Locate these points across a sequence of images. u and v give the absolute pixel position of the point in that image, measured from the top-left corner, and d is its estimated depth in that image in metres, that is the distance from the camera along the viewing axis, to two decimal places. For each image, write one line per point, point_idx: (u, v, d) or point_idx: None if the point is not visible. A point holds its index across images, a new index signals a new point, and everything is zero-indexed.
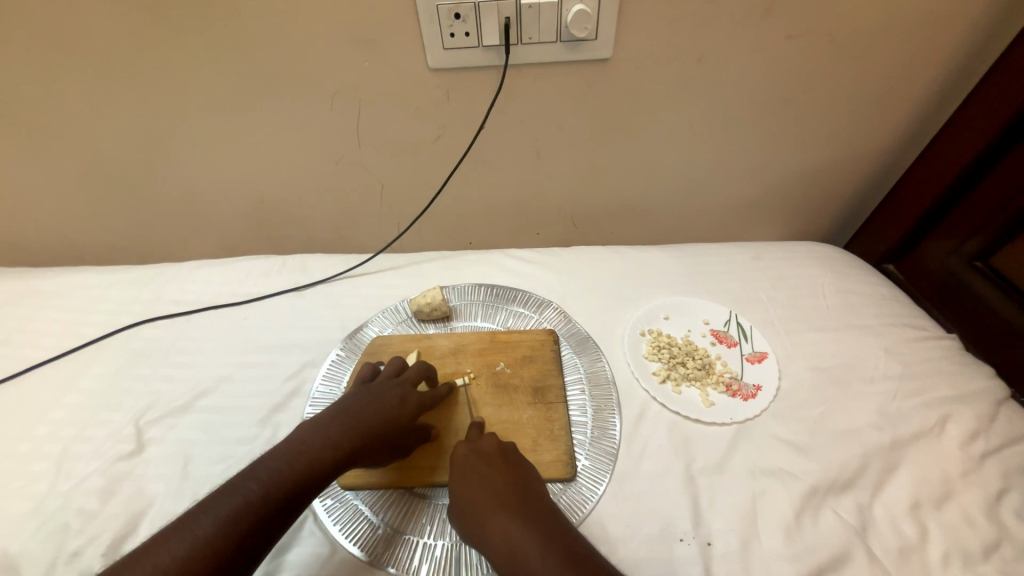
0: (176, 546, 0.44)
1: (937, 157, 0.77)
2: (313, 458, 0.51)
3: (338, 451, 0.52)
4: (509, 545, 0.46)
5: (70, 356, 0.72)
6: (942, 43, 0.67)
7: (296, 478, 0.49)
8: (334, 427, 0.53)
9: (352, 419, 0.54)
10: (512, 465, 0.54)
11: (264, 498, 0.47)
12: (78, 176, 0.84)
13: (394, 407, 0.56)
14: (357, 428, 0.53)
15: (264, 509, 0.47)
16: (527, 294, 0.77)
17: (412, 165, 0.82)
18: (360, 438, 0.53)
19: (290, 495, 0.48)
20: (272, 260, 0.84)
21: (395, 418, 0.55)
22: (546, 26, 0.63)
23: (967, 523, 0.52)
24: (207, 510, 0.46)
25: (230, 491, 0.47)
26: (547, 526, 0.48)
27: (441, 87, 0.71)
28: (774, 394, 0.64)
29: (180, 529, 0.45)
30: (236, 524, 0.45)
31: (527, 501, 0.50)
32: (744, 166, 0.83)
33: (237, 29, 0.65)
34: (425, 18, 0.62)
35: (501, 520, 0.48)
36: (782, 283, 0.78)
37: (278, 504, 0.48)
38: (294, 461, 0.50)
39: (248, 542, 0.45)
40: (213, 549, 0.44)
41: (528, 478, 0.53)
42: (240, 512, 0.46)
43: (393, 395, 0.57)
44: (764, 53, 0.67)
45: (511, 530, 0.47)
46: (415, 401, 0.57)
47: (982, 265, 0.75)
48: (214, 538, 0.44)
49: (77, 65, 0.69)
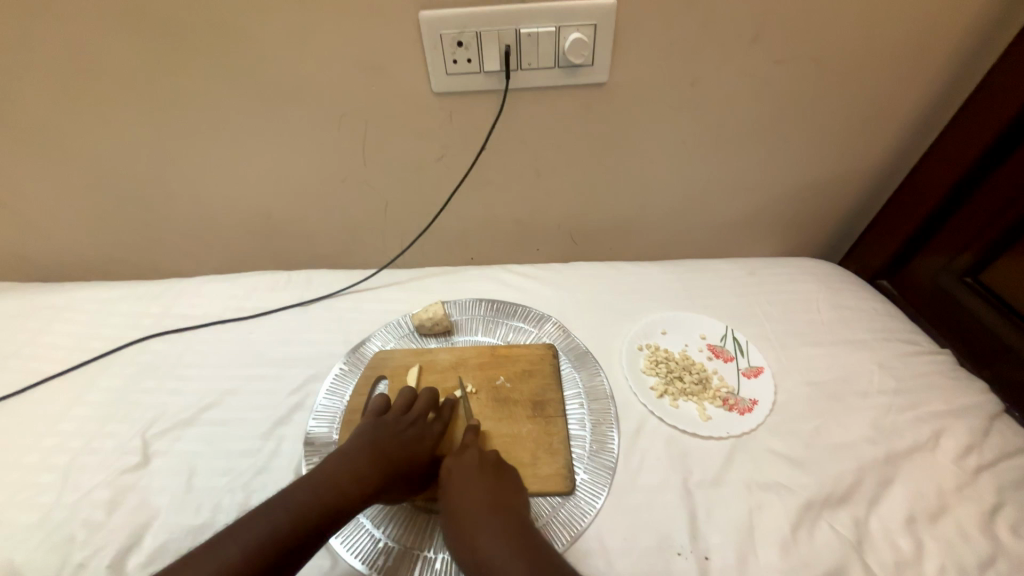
0: (206, 568, 0.46)
1: (925, 176, 0.79)
2: (340, 491, 0.52)
3: (364, 484, 0.54)
4: (487, 566, 0.49)
5: (79, 369, 0.74)
6: (925, 68, 0.70)
7: (324, 509, 0.51)
8: (361, 459, 0.55)
9: (375, 451, 0.56)
10: (496, 479, 0.55)
11: (293, 530, 0.49)
12: (92, 193, 0.87)
13: (415, 442, 0.58)
14: (381, 461, 0.55)
15: (293, 538, 0.49)
16: (527, 309, 0.79)
17: (415, 183, 0.84)
18: (384, 471, 0.55)
19: (317, 526, 0.50)
20: (279, 275, 0.86)
21: (417, 452, 0.58)
22: (545, 53, 0.66)
23: (962, 537, 0.52)
24: (235, 538, 0.48)
25: (257, 519, 0.49)
26: (525, 547, 0.50)
27: (444, 109, 0.74)
28: (770, 408, 0.65)
29: (211, 552, 0.47)
30: (265, 552, 0.47)
31: (508, 519, 0.52)
32: (738, 184, 0.85)
33: (250, 54, 0.68)
34: (429, 46, 0.66)
35: (481, 543, 0.50)
36: (777, 298, 0.79)
37: (304, 534, 0.49)
38: (323, 494, 0.52)
39: (274, 569, 0.47)
40: (242, 575, 0.45)
41: (511, 492, 0.55)
42: (267, 542, 0.48)
43: (415, 429, 0.59)
44: (754, 78, 0.70)
45: (489, 553, 0.49)
46: (433, 437, 0.60)
47: (973, 281, 0.77)
48: (241, 565, 0.46)
49: (98, 88, 0.72)
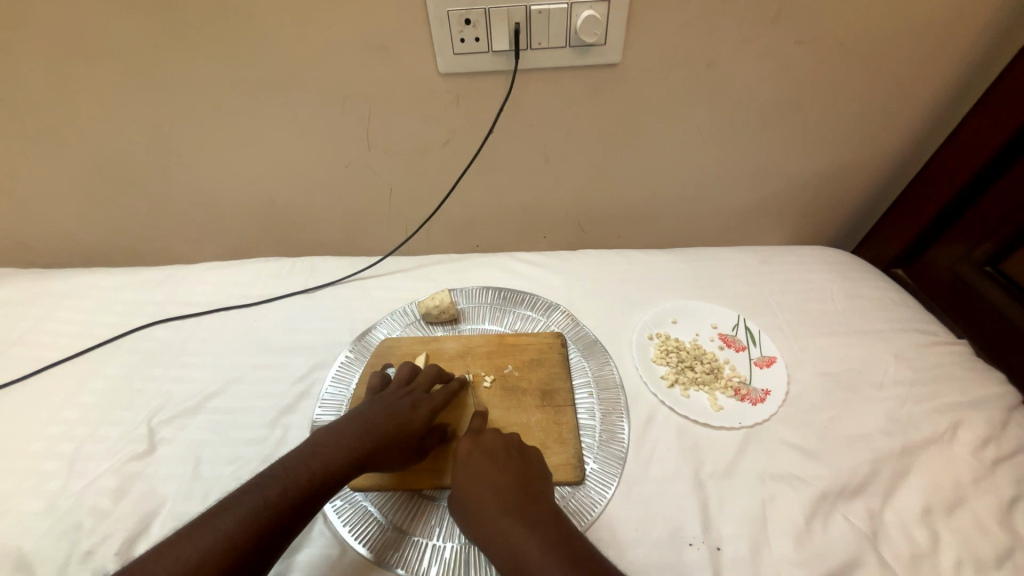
0: (199, 539, 0.44)
1: (946, 162, 0.77)
2: (328, 458, 0.51)
3: (351, 451, 0.52)
4: (514, 552, 0.46)
5: (83, 357, 0.73)
6: (952, 48, 0.67)
7: (312, 476, 0.50)
8: (349, 429, 0.54)
9: (366, 421, 0.55)
10: (519, 462, 0.54)
11: (281, 495, 0.48)
12: (91, 179, 0.86)
13: (406, 412, 0.57)
14: (371, 429, 0.54)
15: (283, 506, 0.47)
16: (535, 297, 0.78)
17: (421, 168, 0.82)
18: (374, 440, 0.54)
19: (307, 493, 0.49)
20: (282, 262, 0.85)
21: (408, 422, 0.56)
22: (556, 32, 0.63)
23: (979, 530, 0.51)
24: (229, 507, 0.46)
25: (251, 489, 0.48)
26: (556, 530, 0.48)
27: (451, 91, 0.71)
28: (782, 398, 0.64)
29: (202, 524, 0.45)
30: (257, 519, 0.46)
31: (534, 503, 0.50)
32: (752, 170, 0.83)
33: (250, 34, 0.66)
34: (435, 24, 0.63)
35: (505, 526, 0.48)
36: (790, 287, 0.77)
37: (296, 501, 0.48)
38: (311, 460, 0.51)
39: (268, 537, 0.46)
40: (234, 542, 0.44)
41: (536, 478, 0.53)
42: (259, 510, 0.46)
43: (405, 402, 0.58)
44: (773, 59, 0.68)
45: (516, 537, 0.47)
46: (427, 407, 0.58)
47: (992, 270, 0.75)
48: (235, 533, 0.45)
49: (93, 69, 0.70)
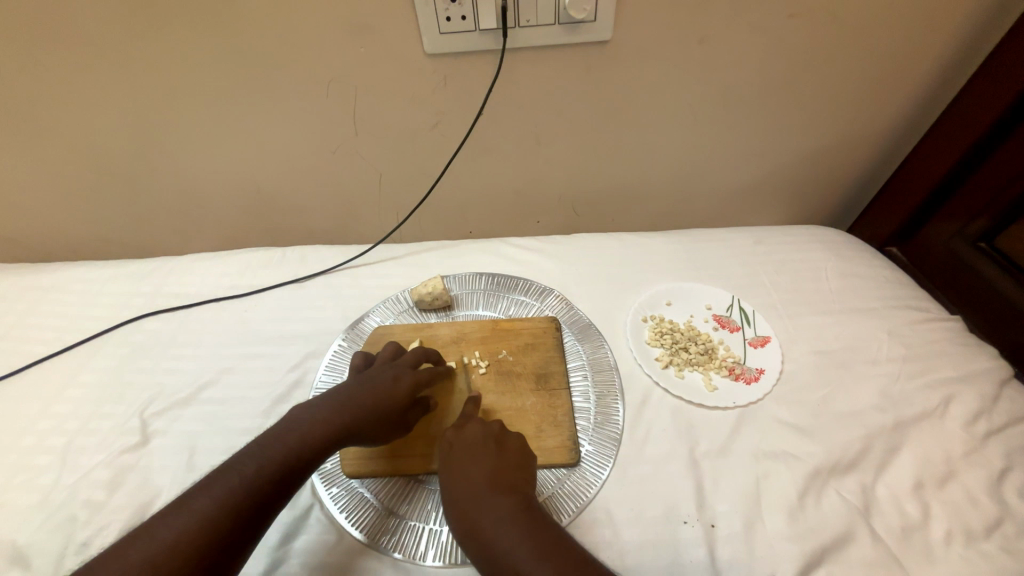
0: (176, 522, 0.44)
1: (939, 140, 0.76)
2: (303, 434, 0.51)
3: (329, 428, 0.52)
4: (491, 542, 0.45)
5: (72, 351, 0.72)
6: (952, 17, 0.65)
7: (289, 452, 0.49)
8: (327, 406, 0.53)
9: (345, 397, 0.54)
10: (497, 452, 0.52)
11: (257, 473, 0.47)
12: (74, 171, 0.84)
13: (387, 386, 0.56)
14: (350, 405, 0.54)
15: (259, 483, 0.47)
16: (528, 282, 0.77)
17: (410, 153, 0.81)
18: (352, 415, 0.53)
19: (285, 470, 0.49)
20: (273, 251, 0.84)
21: (390, 396, 0.55)
22: (545, 7, 0.61)
23: (970, 502, 0.52)
24: (201, 489, 0.46)
25: (225, 471, 0.47)
26: (530, 520, 0.46)
27: (438, 72, 0.69)
28: (776, 377, 0.64)
29: (179, 507, 0.45)
30: (236, 498, 0.46)
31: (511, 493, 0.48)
32: (746, 149, 0.82)
33: (228, 17, 0.63)
34: (420, 2, 0.61)
35: (481, 518, 0.46)
36: (785, 267, 0.77)
37: (273, 477, 0.48)
38: (285, 438, 0.50)
39: (244, 514, 0.45)
40: (214, 522, 0.44)
41: (514, 466, 0.51)
42: (237, 490, 0.46)
43: (387, 375, 0.57)
44: (767, 34, 0.66)
45: (492, 528, 0.45)
46: (409, 380, 0.58)
47: (987, 246, 0.75)
48: (213, 514, 0.44)
49: (67, 57, 0.67)
